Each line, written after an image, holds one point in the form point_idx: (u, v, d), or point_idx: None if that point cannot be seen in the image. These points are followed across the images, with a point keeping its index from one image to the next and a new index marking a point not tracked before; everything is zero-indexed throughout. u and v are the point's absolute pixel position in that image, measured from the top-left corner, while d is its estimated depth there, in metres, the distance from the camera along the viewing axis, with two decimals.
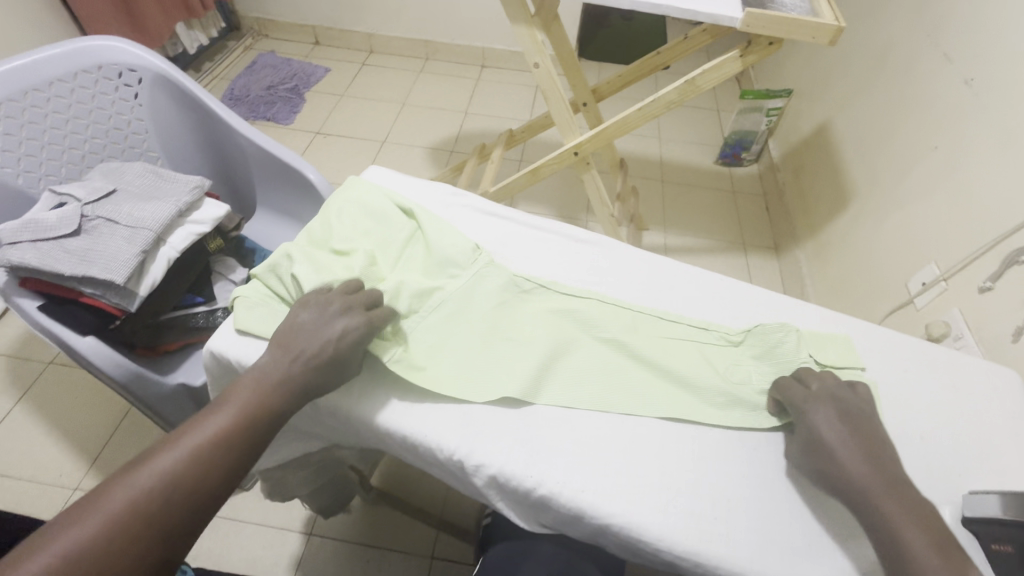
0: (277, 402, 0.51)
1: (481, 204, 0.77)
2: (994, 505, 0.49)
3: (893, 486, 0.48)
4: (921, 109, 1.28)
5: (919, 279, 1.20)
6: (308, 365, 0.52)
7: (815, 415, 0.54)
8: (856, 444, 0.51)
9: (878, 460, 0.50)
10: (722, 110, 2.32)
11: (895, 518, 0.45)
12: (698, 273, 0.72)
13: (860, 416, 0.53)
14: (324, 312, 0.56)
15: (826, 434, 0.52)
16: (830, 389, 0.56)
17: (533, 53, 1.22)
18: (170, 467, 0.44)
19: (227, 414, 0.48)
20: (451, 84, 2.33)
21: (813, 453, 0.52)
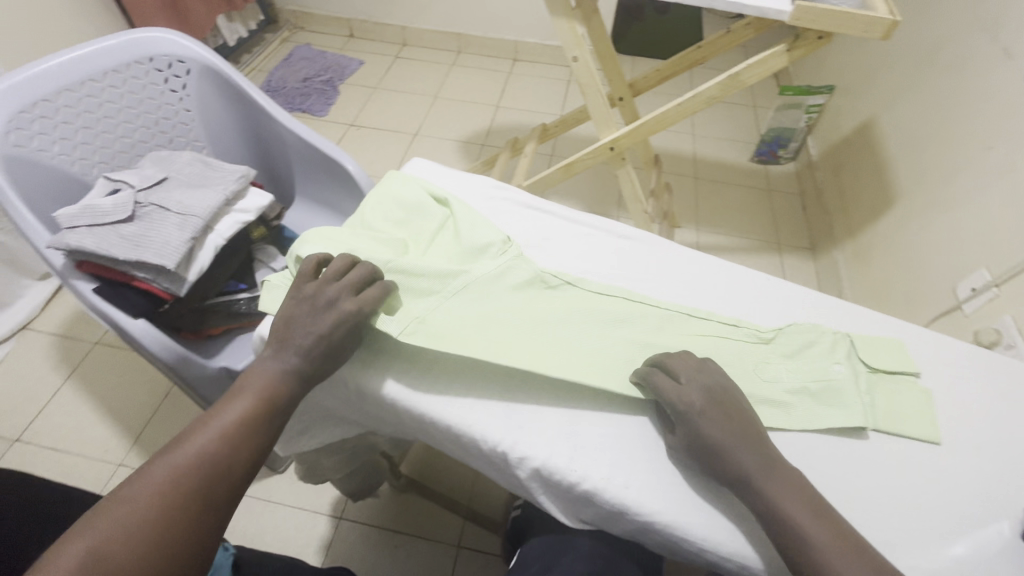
0: (289, 387, 0.53)
1: (523, 199, 0.77)
2: None
3: (772, 470, 0.49)
4: (976, 107, 1.22)
5: (969, 283, 1.16)
6: (304, 357, 0.53)
7: (694, 414, 0.51)
8: (734, 436, 0.50)
9: (756, 447, 0.50)
10: (759, 106, 2.27)
11: (789, 507, 0.47)
12: (736, 271, 0.70)
13: (729, 401, 0.52)
14: (316, 298, 0.56)
15: (712, 433, 0.50)
16: (699, 380, 0.53)
17: (572, 46, 1.22)
18: (200, 452, 0.47)
19: (245, 400, 0.51)
20: (484, 77, 2.33)
21: (695, 449, 0.51)
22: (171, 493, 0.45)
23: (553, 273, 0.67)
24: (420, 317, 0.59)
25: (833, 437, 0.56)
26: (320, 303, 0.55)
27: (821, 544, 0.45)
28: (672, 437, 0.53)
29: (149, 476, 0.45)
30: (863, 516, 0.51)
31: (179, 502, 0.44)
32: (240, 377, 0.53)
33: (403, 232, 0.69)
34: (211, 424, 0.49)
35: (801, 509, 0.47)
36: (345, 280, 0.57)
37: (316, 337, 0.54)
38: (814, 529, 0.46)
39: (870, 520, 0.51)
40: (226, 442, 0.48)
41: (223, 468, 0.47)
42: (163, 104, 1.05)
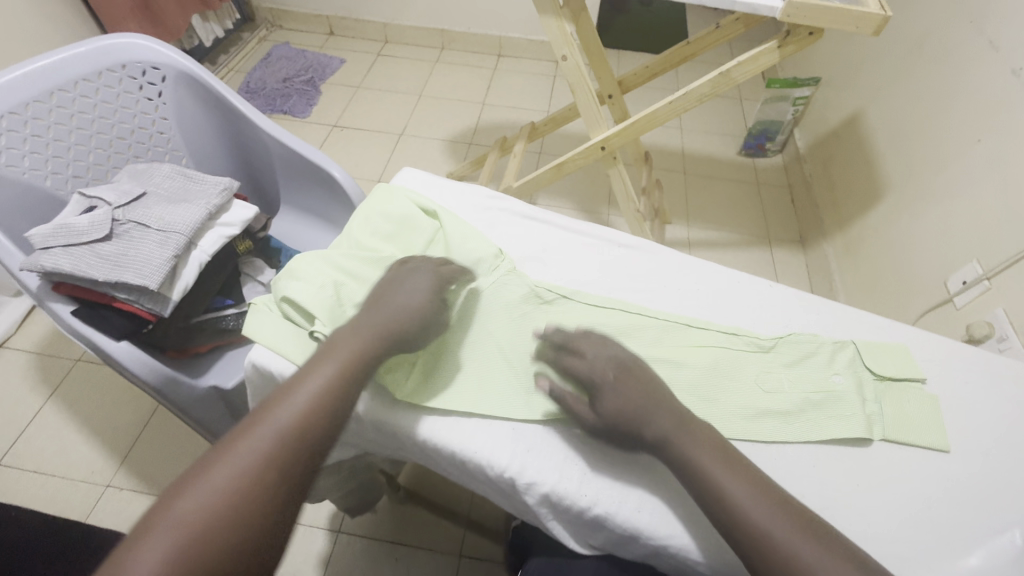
0: (371, 349, 0.52)
1: (521, 208, 0.75)
2: None
3: (686, 431, 0.50)
4: (963, 100, 1.23)
5: (960, 276, 1.16)
6: (401, 315, 0.55)
7: (601, 385, 0.52)
8: (641, 405, 0.51)
9: (668, 409, 0.51)
10: (745, 99, 2.27)
11: (705, 462, 0.48)
12: (738, 277, 0.69)
13: (637, 368, 0.54)
14: (403, 272, 0.59)
15: (619, 406, 0.51)
16: (606, 353, 0.55)
17: (562, 45, 1.19)
18: (294, 414, 0.46)
19: (331, 364, 0.50)
20: (468, 74, 2.30)
21: (615, 423, 0.51)
22: (270, 457, 0.44)
23: (545, 286, 0.66)
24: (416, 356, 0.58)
25: (843, 448, 0.55)
26: (405, 277, 0.58)
27: (737, 497, 0.46)
28: (588, 414, 0.52)
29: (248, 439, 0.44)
30: (877, 533, 0.50)
31: (276, 466, 0.44)
32: (322, 343, 0.52)
33: (393, 246, 0.66)
34: (302, 387, 0.48)
35: (715, 463, 0.48)
36: (431, 261, 0.61)
37: (405, 310, 0.55)
38: (731, 486, 0.46)
39: (887, 537, 0.50)
40: (317, 405, 0.47)
41: (314, 436, 0.46)
42: (139, 113, 1.00)
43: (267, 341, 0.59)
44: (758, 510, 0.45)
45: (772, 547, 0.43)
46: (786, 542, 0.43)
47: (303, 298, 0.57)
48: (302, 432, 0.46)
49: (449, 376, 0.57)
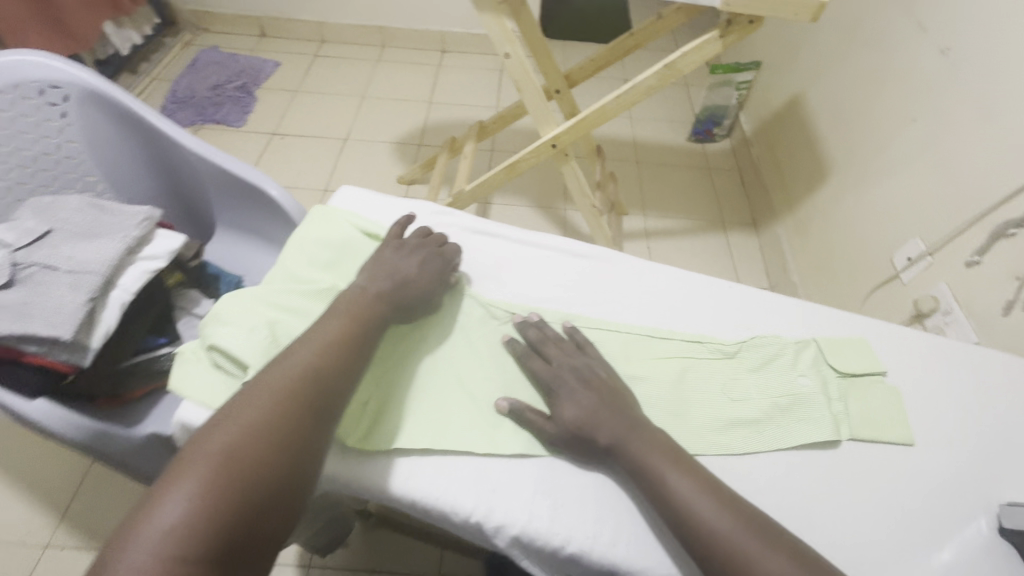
0: (377, 309, 0.55)
1: (470, 222, 0.70)
2: None
3: (635, 433, 0.50)
4: (896, 80, 1.26)
5: (905, 253, 1.19)
6: (402, 283, 0.57)
7: (559, 391, 0.54)
8: (595, 409, 0.51)
9: (621, 415, 0.51)
10: (691, 85, 2.28)
11: (653, 463, 0.48)
12: (696, 277, 0.68)
13: (597, 378, 0.54)
14: (403, 245, 0.61)
15: (574, 416, 0.51)
16: (567, 361, 0.56)
17: (503, 42, 1.15)
18: (308, 358, 0.49)
19: (341, 319, 0.52)
20: (412, 73, 2.22)
21: (569, 432, 0.51)
22: (286, 393, 0.46)
23: (498, 306, 0.63)
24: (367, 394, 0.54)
25: (815, 453, 0.54)
26: (404, 250, 0.60)
27: (684, 498, 0.45)
28: (547, 424, 0.52)
29: (266, 379, 0.46)
30: (856, 539, 0.50)
31: (301, 400, 0.46)
32: (331, 304, 0.55)
33: (332, 276, 0.61)
34: (315, 336, 0.51)
35: (663, 463, 0.48)
36: (430, 240, 0.62)
37: (415, 282, 0.58)
38: (678, 484, 0.46)
39: (864, 540, 0.50)
40: (330, 350, 0.50)
41: (332, 377, 0.49)
42: (39, 137, 0.91)
43: (197, 399, 0.53)
44: (705, 509, 0.44)
45: (716, 546, 0.43)
46: (731, 540, 0.43)
47: (235, 347, 0.52)
48: (316, 372, 0.48)
49: (404, 415, 0.54)
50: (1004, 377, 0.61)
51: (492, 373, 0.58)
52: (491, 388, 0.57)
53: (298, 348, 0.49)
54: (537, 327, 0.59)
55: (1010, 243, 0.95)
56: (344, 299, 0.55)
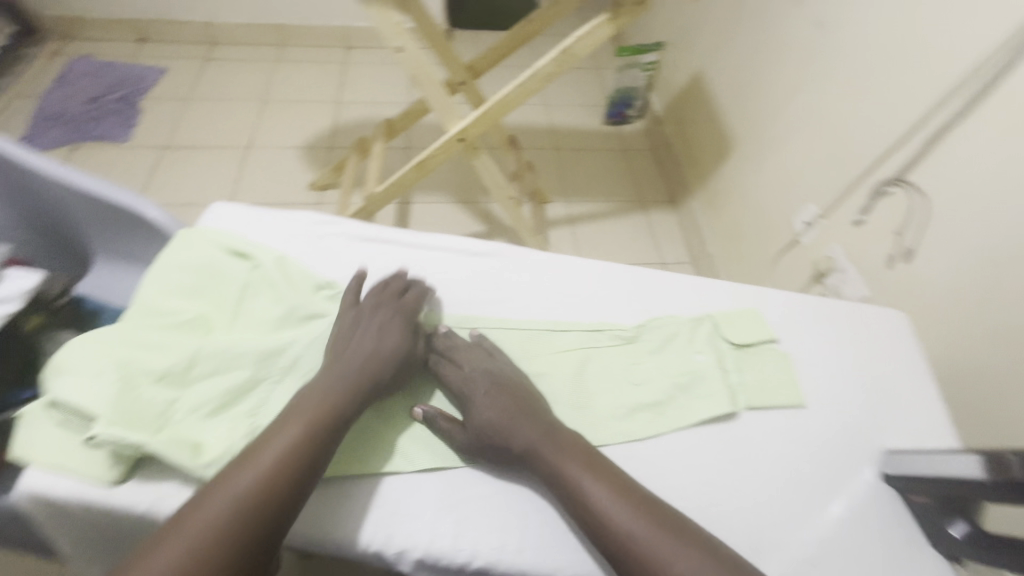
0: (340, 405, 0.49)
1: (357, 230, 0.67)
2: (911, 462, 0.53)
3: (551, 440, 0.50)
4: (781, 54, 1.32)
5: (801, 218, 1.25)
6: (366, 362, 0.52)
7: (470, 397, 0.53)
8: (505, 414, 0.51)
9: (535, 419, 0.51)
10: (603, 68, 2.30)
11: (569, 470, 0.48)
12: (594, 264, 0.68)
13: (508, 382, 0.54)
14: (361, 312, 0.57)
15: (488, 419, 0.51)
16: (480, 365, 0.55)
17: (393, 36, 1.10)
18: (252, 475, 0.44)
19: (294, 426, 0.47)
20: (316, 71, 2.08)
21: (478, 437, 0.51)
22: (220, 526, 0.42)
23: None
24: (247, 426, 0.50)
25: (711, 427, 0.56)
26: (366, 318, 0.56)
27: (602, 503, 0.45)
28: (459, 432, 0.52)
29: (197, 506, 0.43)
30: (751, 507, 0.51)
31: (226, 534, 0.42)
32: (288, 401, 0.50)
33: (199, 302, 0.57)
34: (263, 446, 0.46)
35: (576, 469, 0.48)
36: (386, 294, 0.58)
37: (380, 354, 0.54)
38: (594, 487, 0.46)
39: (758, 508, 0.51)
40: (277, 464, 0.45)
41: (271, 503, 0.44)
42: None
43: (43, 460, 0.47)
44: (617, 510, 0.45)
45: (629, 551, 0.43)
46: (643, 540, 0.43)
47: (78, 398, 0.47)
48: (261, 491, 0.44)
49: None
50: (878, 330, 0.65)
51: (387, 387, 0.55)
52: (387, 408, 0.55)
53: (241, 466, 0.45)
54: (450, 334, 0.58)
55: (886, 201, 1.01)
56: (304, 394, 0.50)
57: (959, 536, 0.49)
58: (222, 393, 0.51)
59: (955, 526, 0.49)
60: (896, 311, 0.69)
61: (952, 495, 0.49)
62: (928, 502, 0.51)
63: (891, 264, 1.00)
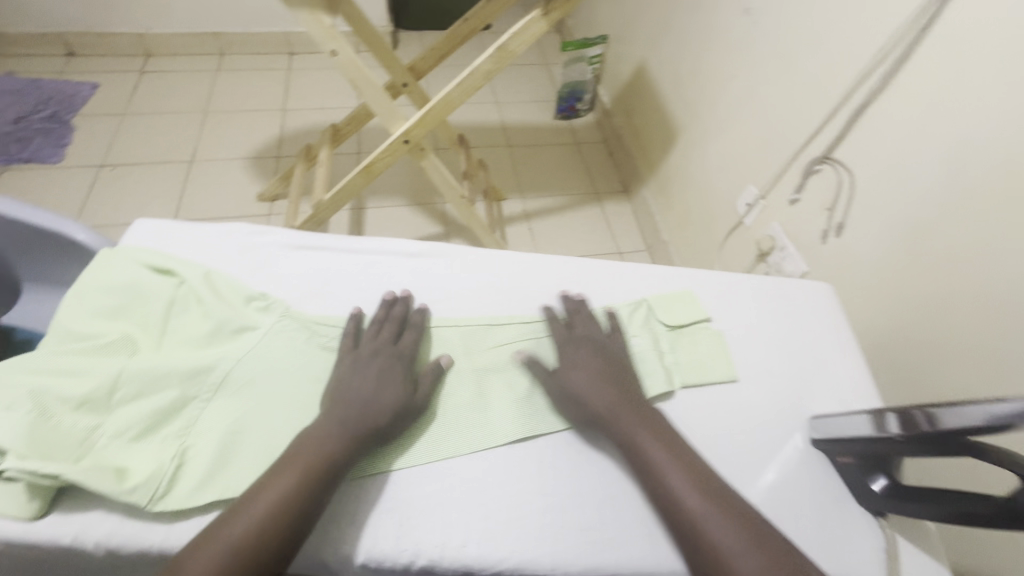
0: (336, 453, 0.50)
1: (290, 238, 0.68)
2: (837, 425, 0.55)
3: (637, 413, 0.55)
4: (715, 42, 1.36)
5: (743, 200, 1.28)
6: (361, 411, 0.53)
7: (570, 356, 0.59)
8: (598, 377, 0.57)
9: (624, 389, 0.57)
10: (551, 63, 2.31)
11: (646, 443, 0.53)
12: (531, 258, 0.71)
13: (612, 351, 0.60)
14: (359, 355, 0.57)
15: (581, 379, 0.57)
16: (588, 330, 0.62)
17: (326, 40, 1.09)
18: (252, 520, 0.46)
19: (287, 476, 0.48)
20: (259, 78, 2.01)
21: (567, 388, 0.57)
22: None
23: (324, 322, 0.61)
24: (176, 446, 0.51)
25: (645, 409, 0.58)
26: (361, 362, 0.57)
27: (671, 480, 0.50)
28: (557, 378, 0.59)
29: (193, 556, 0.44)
30: None
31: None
32: (286, 449, 0.51)
33: (122, 324, 0.57)
34: (262, 492, 0.47)
35: (654, 446, 0.53)
36: (381, 339, 0.59)
37: (379, 400, 0.54)
38: (670, 470, 0.51)
39: None
40: (274, 512, 0.46)
41: (266, 551, 0.45)
42: None
43: None
44: (676, 479, 0.50)
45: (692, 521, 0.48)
46: (691, 509, 0.48)
47: None
48: (261, 535, 0.45)
49: (221, 463, 0.51)
50: (803, 306, 0.69)
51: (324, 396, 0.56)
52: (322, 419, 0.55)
53: (237, 513, 0.46)
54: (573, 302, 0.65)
55: (817, 179, 1.05)
56: (299, 442, 0.51)
57: (880, 490, 0.53)
58: (148, 415, 0.51)
59: (877, 481, 0.53)
60: (824, 283, 0.74)
61: (876, 453, 0.52)
62: (853, 462, 0.54)
63: (824, 239, 1.04)
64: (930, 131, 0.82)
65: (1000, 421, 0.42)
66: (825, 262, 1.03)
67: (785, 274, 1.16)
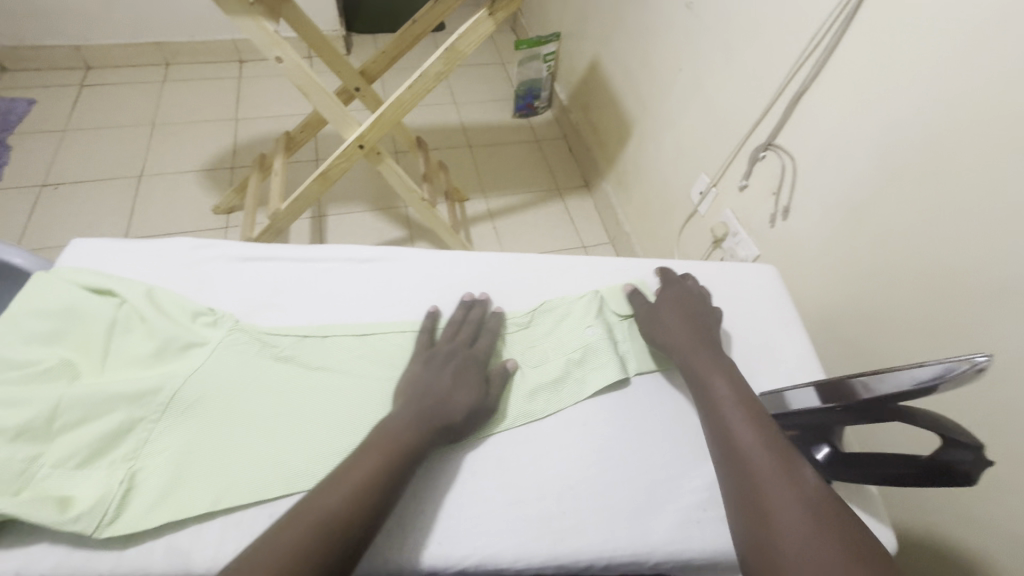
0: (415, 440, 0.53)
1: (238, 250, 0.67)
2: (780, 400, 0.59)
3: (714, 360, 0.61)
4: (661, 36, 1.39)
5: (697, 189, 1.32)
6: (441, 403, 0.56)
7: (657, 317, 0.67)
8: (687, 322, 0.65)
9: (704, 342, 0.63)
10: (507, 62, 2.32)
11: (716, 384, 0.59)
12: (484, 258, 0.74)
13: (695, 309, 0.67)
14: (434, 356, 0.61)
15: (666, 335, 0.65)
16: (672, 293, 0.69)
17: (270, 47, 1.07)
18: (345, 488, 0.48)
19: (373, 455, 0.51)
20: (207, 88, 1.95)
21: (658, 334, 0.65)
22: (301, 543, 0.44)
23: (274, 333, 0.62)
24: (124, 470, 0.50)
25: (604, 396, 0.63)
26: (435, 359, 0.60)
27: (731, 419, 0.55)
28: (654, 331, 0.66)
29: (282, 523, 0.45)
30: (639, 468, 0.58)
31: (311, 548, 0.44)
32: (368, 436, 0.54)
33: (58, 349, 0.55)
34: (357, 463, 0.50)
35: (723, 386, 0.58)
36: (459, 341, 0.62)
37: (453, 400, 0.57)
38: (731, 412, 0.56)
39: (647, 465, 0.58)
40: (361, 488, 0.48)
41: (354, 522, 0.46)
42: None
43: None
44: (733, 413, 0.55)
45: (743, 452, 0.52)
46: (744, 441, 0.53)
47: None
48: (351, 501, 0.47)
49: (173, 483, 0.50)
50: (744, 288, 0.76)
51: (280, 407, 0.57)
52: (279, 431, 0.55)
53: (330, 486, 0.48)
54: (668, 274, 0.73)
55: (762, 165, 1.08)
56: (382, 428, 0.54)
57: (823, 458, 0.57)
58: (92, 442, 0.50)
59: (820, 450, 0.57)
60: (768, 265, 0.81)
61: (816, 425, 0.56)
62: (797, 434, 0.58)
63: (773, 223, 1.08)
64: (860, 114, 0.86)
65: (925, 385, 0.45)
66: (775, 244, 1.07)
67: (740, 258, 1.20)
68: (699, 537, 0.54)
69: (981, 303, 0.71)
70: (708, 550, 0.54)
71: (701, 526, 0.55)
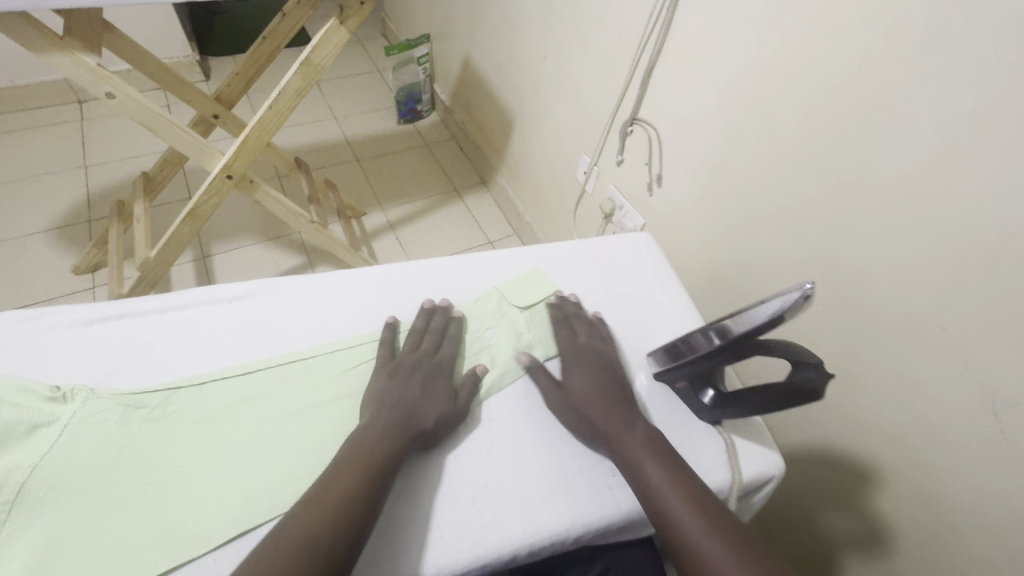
0: (389, 451, 0.53)
1: (79, 314, 0.61)
2: (659, 361, 0.65)
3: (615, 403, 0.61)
4: (523, 27, 1.41)
5: (581, 170, 1.36)
6: (407, 417, 0.56)
7: (570, 369, 0.64)
8: (605, 390, 0.61)
9: (618, 391, 0.62)
10: (383, 70, 2.26)
11: (617, 425, 0.58)
12: (365, 273, 0.72)
13: (613, 366, 0.65)
14: (399, 368, 0.61)
15: (580, 388, 0.62)
16: (594, 345, 0.67)
17: (95, 82, 0.96)
18: (324, 505, 0.48)
19: (353, 470, 0.50)
20: (44, 136, 1.72)
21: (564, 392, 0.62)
22: (292, 558, 0.44)
23: (138, 393, 0.56)
24: None
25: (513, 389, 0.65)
26: (397, 373, 0.61)
27: (634, 459, 0.56)
28: (556, 393, 0.62)
29: (273, 548, 0.45)
30: (548, 449, 0.60)
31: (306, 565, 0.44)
32: (340, 450, 0.54)
33: None
34: (333, 479, 0.50)
35: (623, 428, 0.58)
36: (422, 351, 0.63)
37: (424, 410, 0.58)
38: (634, 451, 0.56)
39: (553, 445, 0.60)
40: (348, 499, 0.48)
41: (340, 542, 0.46)
42: None
43: None
44: (643, 455, 0.56)
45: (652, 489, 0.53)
46: (666, 490, 0.53)
47: None
48: (337, 515, 0.47)
49: None
50: (623, 261, 0.80)
51: (156, 474, 0.52)
52: (159, 501, 0.51)
53: (311, 503, 0.48)
54: (574, 304, 0.72)
55: (633, 140, 1.14)
56: (352, 442, 0.54)
57: (709, 400, 0.63)
58: None
59: (706, 394, 0.63)
60: (644, 233, 0.86)
61: (701, 371, 0.61)
62: (685, 384, 0.63)
63: (651, 192, 1.14)
64: (701, 80, 0.93)
65: (774, 319, 0.50)
66: (657, 211, 1.14)
67: (629, 229, 1.26)
68: (613, 503, 0.56)
69: (827, 236, 0.80)
70: (623, 512, 0.57)
71: (613, 492, 0.57)
